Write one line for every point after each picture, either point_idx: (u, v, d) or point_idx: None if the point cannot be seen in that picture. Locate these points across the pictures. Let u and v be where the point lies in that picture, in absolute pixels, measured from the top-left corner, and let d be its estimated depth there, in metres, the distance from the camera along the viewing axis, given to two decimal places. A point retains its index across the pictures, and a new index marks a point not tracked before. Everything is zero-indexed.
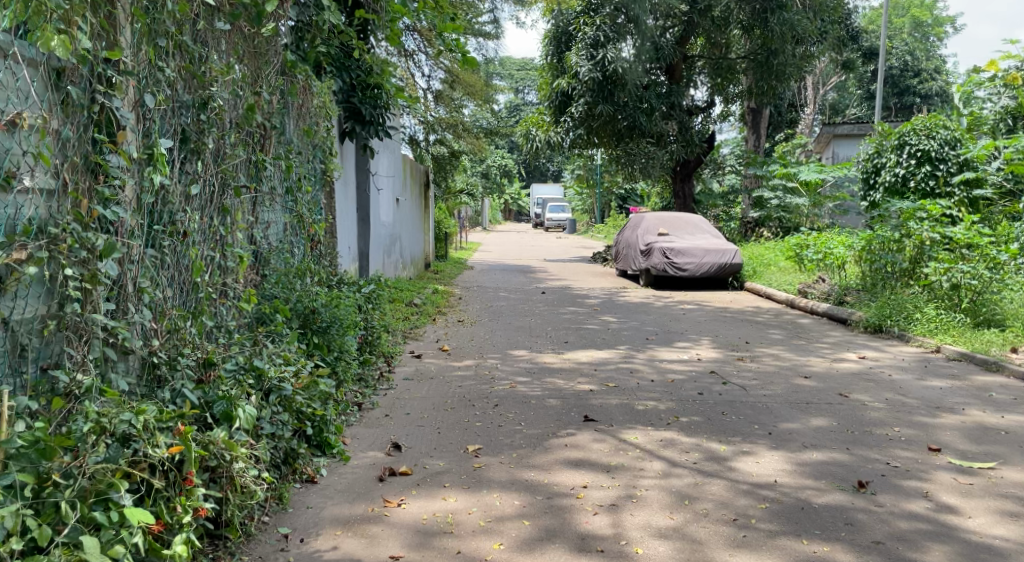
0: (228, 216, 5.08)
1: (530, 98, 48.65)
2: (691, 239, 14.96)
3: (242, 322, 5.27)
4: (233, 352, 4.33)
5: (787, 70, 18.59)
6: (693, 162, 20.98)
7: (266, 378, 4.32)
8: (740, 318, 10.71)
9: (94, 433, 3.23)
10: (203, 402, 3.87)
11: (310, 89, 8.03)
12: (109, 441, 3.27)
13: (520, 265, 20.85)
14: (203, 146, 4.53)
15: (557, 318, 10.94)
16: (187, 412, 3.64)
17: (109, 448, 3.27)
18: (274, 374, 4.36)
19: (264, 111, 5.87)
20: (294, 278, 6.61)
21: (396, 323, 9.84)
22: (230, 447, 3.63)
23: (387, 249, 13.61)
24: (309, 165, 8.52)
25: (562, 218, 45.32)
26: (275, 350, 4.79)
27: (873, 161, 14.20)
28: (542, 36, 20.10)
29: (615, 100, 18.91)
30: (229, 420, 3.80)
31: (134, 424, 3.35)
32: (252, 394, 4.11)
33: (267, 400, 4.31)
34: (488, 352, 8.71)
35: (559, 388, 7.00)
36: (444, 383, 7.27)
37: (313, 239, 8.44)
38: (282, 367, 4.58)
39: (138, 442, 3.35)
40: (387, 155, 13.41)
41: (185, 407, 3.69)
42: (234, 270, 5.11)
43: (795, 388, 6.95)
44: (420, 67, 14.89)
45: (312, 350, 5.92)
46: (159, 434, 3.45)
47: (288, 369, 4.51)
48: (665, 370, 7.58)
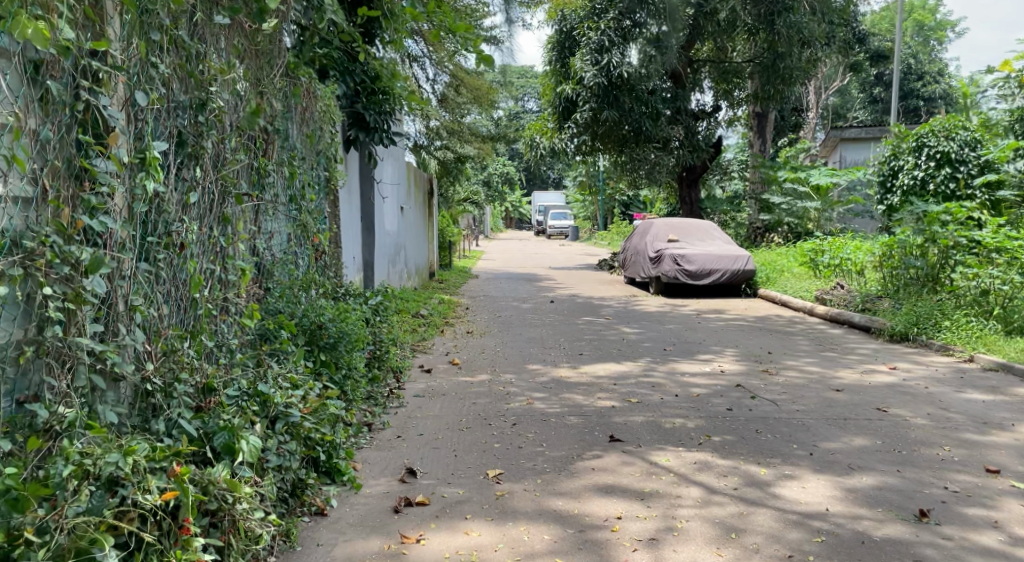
0: (228, 227, 4.73)
1: (531, 105, 48.28)
2: (702, 245, 14.60)
3: (245, 341, 4.91)
4: (236, 377, 3.99)
5: (795, 73, 18.26)
6: (699, 168, 20.58)
7: (271, 404, 3.97)
8: (760, 328, 10.34)
9: (75, 478, 2.91)
10: (202, 435, 3.51)
11: (312, 93, 7.68)
12: (92, 487, 2.95)
13: (525, 273, 20.50)
14: (201, 150, 4.19)
15: (570, 329, 10.57)
16: (184, 449, 3.30)
17: (92, 496, 2.95)
18: (280, 400, 3.99)
19: (267, 114, 5.52)
20: (298, 292, 6.25)
21: (403, 335, 9.47)
22: (232, 487, 3.32)
23: (393, 259, 13.25)
24: (312, 172, 8.16)
25: (563, 225, 44.96)
26: (281, 372, 4.43)
27: (889, 164, 13.87)
28: (545, 42, 19.76)
29: (621, 105, 18.55)
30: (232, 453, 3.47)
31: (122, 467, 3.03)
32: (256, 423, 3.75)
33: (272, 428, 3.95)
34: (500, 365, 8.35)
35: (579, 404, 6.63)
36: (457, 400, 6.90)
37: (317, 249, 8.08)
38: (289, 391, 4.21)
39: (126, 488, 3.02)
40: (391, 163, 13.06)
41: (181, 443, 3.33)
42: (236, 284, 4.77)
43: (829, 401, 6.59)
44: (424, 70, 14.55)
45: (319, 369, 5.55)
46: (151, 477, 3.12)
47: (295, 394, 4.14)
48: (688, 384, 7.21)
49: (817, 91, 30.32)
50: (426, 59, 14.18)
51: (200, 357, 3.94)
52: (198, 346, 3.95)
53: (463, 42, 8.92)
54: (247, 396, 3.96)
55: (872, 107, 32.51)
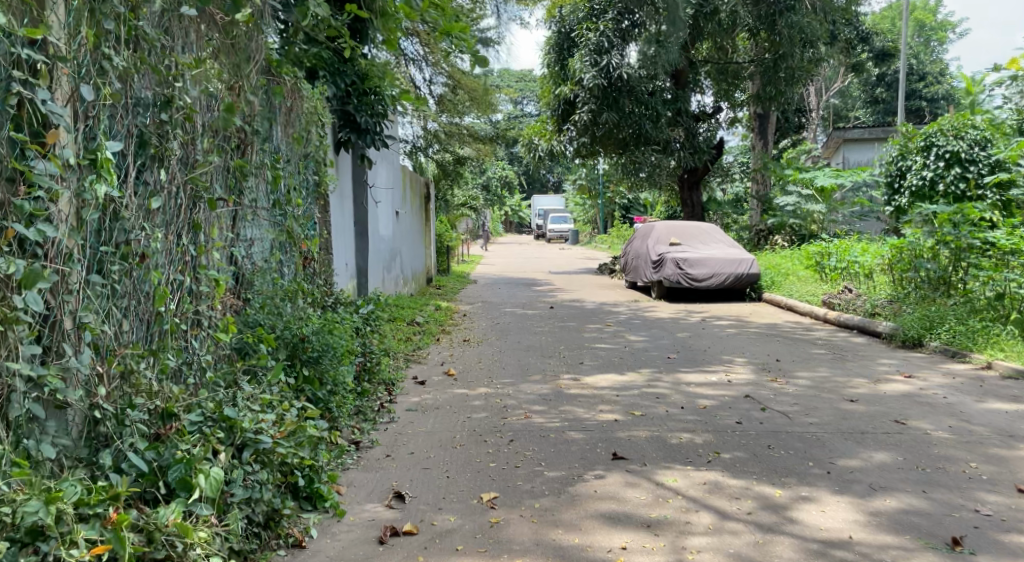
0: (199, 235, 4.42)
1: (531, 109, 47.98)
2: (704, 248, 14.29)
3: (219, 357, 4.58)
4: (199, 399, 3.67)
5: (797, 73, 18.00)
6: (700, 170, 20.24)
7: (238, 430, 3.65)
8: (766, 335, 10.00)
9: None
10: (156, 468, 3.26)
11: (300, 92, 7.35)
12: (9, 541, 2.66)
13: (524, 279, 20.17)
14: (167, 151, 3.88)
15: (570, 336, 10.23)
16: (123, 492, 3.00)
17: (9, 551, 2.66)
18: (249, 426, 3.68)
19: (245, 115, 5.21)
20: (281, 303, 5.91)
21: (397, 344, 9.12)
22: (184, 534, 3.03)
23: (387, 265, 12.92)
24: (301, 177, 7.83)
25: (564, 230, 44.55)
26: (254, 394, 4.10)
27: (898, 164, 13.59)
28: (543, 44, 19.45)
29: (621, 107, 18.21)
30: (187, 489, 3.22)
31: (47, 515, 2.74)
32: (220, 453, 3.48)
33: (239, 458, 3.63)
34: (498, 376, 8.00)
35: (580, 418, 6.29)
36: (451, 414, 6.56)
37: (306, 256, 7.75)
38: (259, 415, 3.87)
39: (49, 542, 2.73)
40: (385, 167, 12.73)
41: (121, 485, 3.03)
42: (210, 295, 4.47)
43: (843, 412, 6.24)
44: (420, 71, 14.25)
45: (301, 384, 5.22)
46: (81, 526, 2.83)
47: (266, 418, 3.82)
48: (695, 395, 6.87)
49: (819, 92, 29.97)
50: (421, 60, 13.90)
51: (161, 378, 3.62)
52: (159, 366, 3.64)
53: (460, 42, 8.62)
54: (211, 420, 3.65)
55: (874, 108, 32.14)
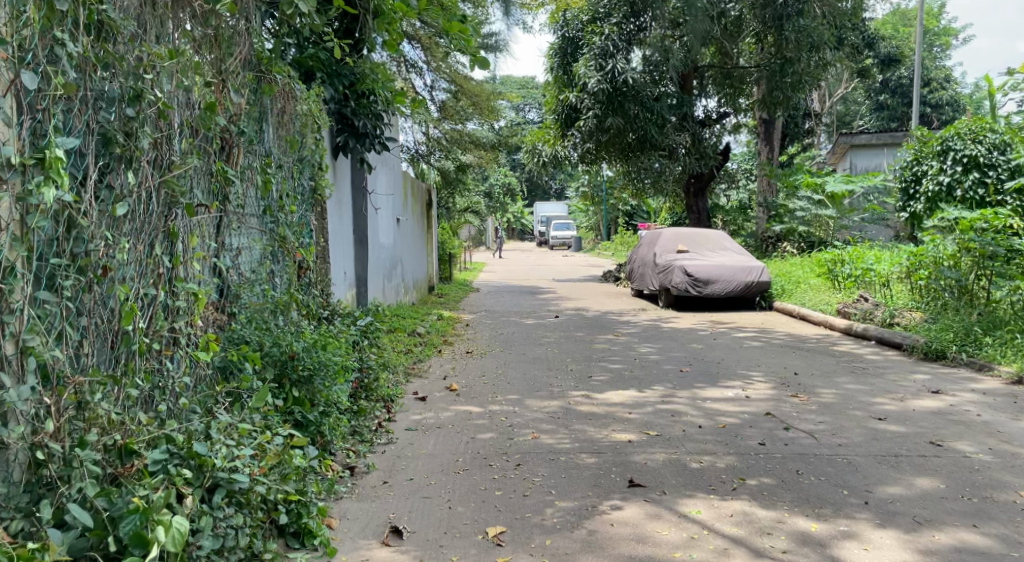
0: (176, 243, 4.03)
1: (532, 116, 47.56)
2: (713, 255, 13.84)
3: (198, 379, 4.18)
4: (167, 430, 3.28)
5: (803, 80, 17.45)
6: (707, 176, 19.74)
7: (208, 469, 3.23)
8: (782, 346, 9.54)
9: None
10: (107, 520, 2.86)
11: (292, 94, 6.94)
12: None
13: (528, 287, 19.75)
14: (138, 149, 3.49)
15: (577, 348, 9.78)
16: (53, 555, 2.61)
17: None
18: (221, 463, 3.25)
19: (229, 114, 4.81)
20: (270, 317, 5.52)
21: (397, 357, 8.68)
22: None
23: (388, 274, 12.55)
24: (295, 182, 7.44)
25: (567, 237, 44.03)
26: (233, 423, 3.69)
27: (912, 169, 13.04)
28: (546, 49, 18.99)
29: (626, 112, 17.58)
30: (143, 545, 2.79)
31: None
32: (186, 496, 3.08)
33: (209, 502, 3.22)
34: (503, 391, 7.59)
35: (592, 439, 5.85)
36: (454, 435, 6.13)
37: (301, 265, 7.36)
38: (236, 449, 3.46)
39: None
40: (386, 172, 12.35)
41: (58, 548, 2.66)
42: (188, 310, 4.09)
43: (874, 432, 5.79)
44: (421, 77, 13.93)
45: (290, 405, 4.80)
46: None
47: (244, 452, 3.39)
48: (713, 412, 6.44)
49: (824, 98, 29.47)
50: (421, 65, 13.57)
51: (118, 410, 3.24)
52: (119, 395, 3.28)
53: (460, 43, 8.16)
54: (179, 457, 3.23)
55: (879, 115, 31.67)
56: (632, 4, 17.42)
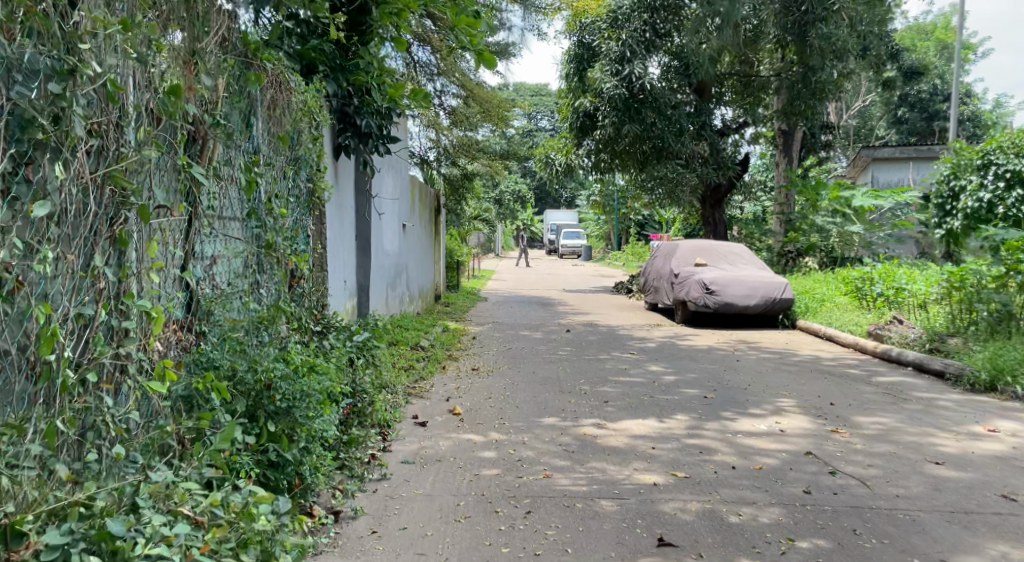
0: (127, 251, 3.40)
1: (543, 125, 46.77)
2: (734, 269, 12.92)
3: (147, 417, 3.54)
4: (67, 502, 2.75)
5: (827, 89, 16.62)
6: (724, 187, 18.77)
7: (122, 557, 2.71)
8: (813, 371, 8.77)
9: None
10: None
11: (284, 84, 6.25)
12: None
13: (538, 297, 19.04)
14: (69, 134, 2.87)
15: (589, 368, 9.04)
16: None
17: None
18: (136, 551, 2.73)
19: (201, 100, 4.14)
20: (245, 335, 4.84)
21: (396, 374, 7.97)
22: None
23: (392, 283, 11.88)
24: (286, 182, 6.71)
25: (577, 245, 43.10)
26: (170, 484, 3.12)
27: (949, 184, 12.32)
28: (563, 54, 18.17)
29: (643, 119, 16.89)
30: None
31: None
32: None
33: None
34: (511, 417, 6.87)
35: (612, 481, 5.13)
36: (456, 469, 5.43)
37: (293, 273, 6.69)
38: (162, 525, 2.88)
39: None
40: (391, 176, 11.68)
41: None
42: (145, 329, 3.47)
43: (936, 481, 5.04)
44: (431, 80, 13.44)
45: (263, 442, 4.11)
46: None
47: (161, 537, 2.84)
48: (748, 449, 5.72)
49: (842, 110, 28.53)
50: (431, 68, 13.03)
51: (9, 469, 2.63)
52: (20, 448, 2.69)
53: (465, 38, 7.65)
54: (88, 540, 2.70)
55: (899, 127, 29.90)
56: (654, 8, 16.44)
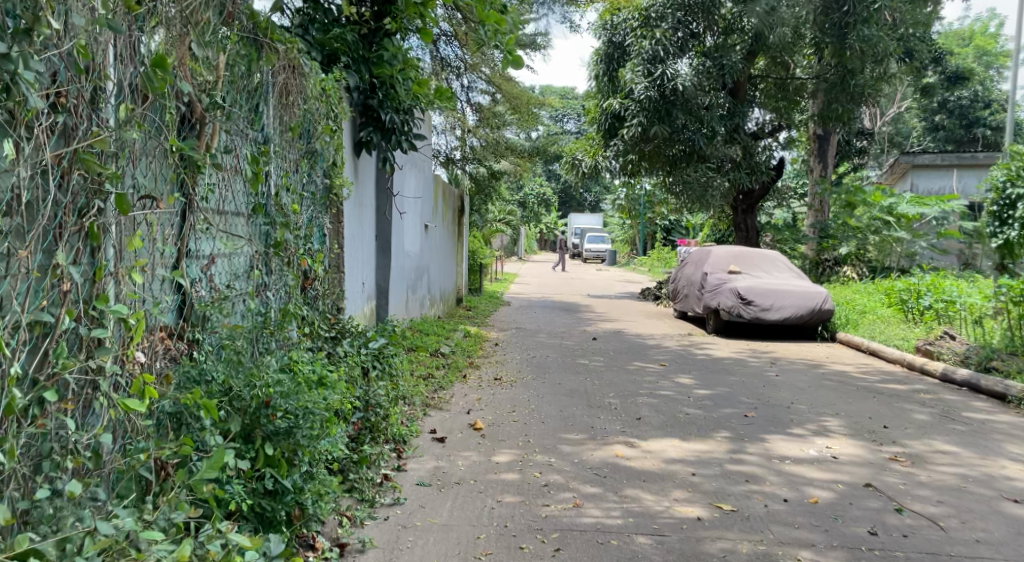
0: (105, 248, 2.99)
1: (569, 127, 46.16)
2: (770, 277, 12.27)
3: (119, 441, 3.10)
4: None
5: (867, 93, 15.57)
6: (757, 192, 17.67)
7: None
8: (859, 385, 8.14)
9: None
10: None
11: (298, 69, 5.76)
12: None
13: (562, 302, 18.47)
14: (22, 107, 2.49)
15: (618, 379, 8.47)
16: None
17: None
18: None
19: (197, 78, 3.70)
20: (246, 345, 4.35)
21: (414, 385, 7.47)
22: None
23: (413, 285, 11.37)
24: (300, 177, 6.18)
25: (603, 249, 42.41)
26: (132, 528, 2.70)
27: (1006, 191, 11.14)
28: (592, 53, 17.55)
29: (672, 120, 15.82)
30: None
31: None
32: None
33: None
34: (535, 433, 6.33)
35: (649, 512, 4.59)
36: (477, 493, 4.93)
37: (306, 275, 6.21)
38: None
39: None
40: (413, 173, 11.12)
41: None
42: (125, 336, 3.05)
43: (1018, 523, 4.46)
44: (458, 78, 12.98)
45: (259, 467, 3.63)
46: None
47: None
48: (799, 476, 5.15)
49: (877, 118, 27.66)
50: (460, 65, 12.59)
51: None
52: None
53: (497, 36, 7.20)
54: None
55: (935, 135, 28.96)
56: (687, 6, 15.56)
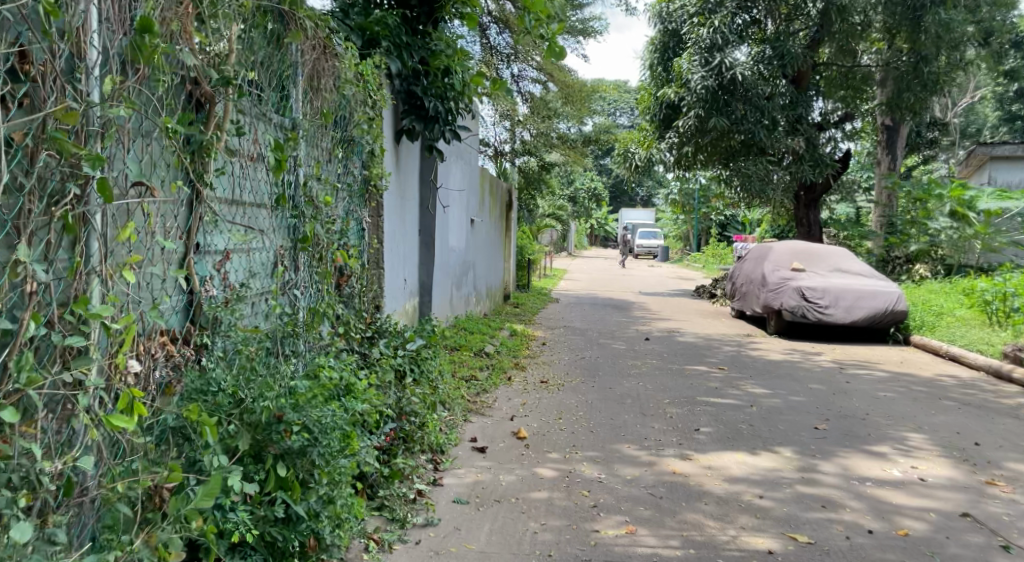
0: (92, 243, 2.62)
1: (621, 121, 45.35)
2: (837, 275, 11.55)
3: (104, 471, 2.71)
4: None
5: (940, 81, 14.66)
6: (820, 186, 16.83)
7: None
8: (941, 394, 7.46)
9: None
10: None
11: (330, 50, 5.33)
12: None
13: (612, 299, 17.89)
14: None
15: (673, 384, 7.91)
16: None
17: None
18: None
19: (205, 50, 3.30)
20: (263, 351, 3.93)
21: (454, 387, 7.02)
22: None
23: (457, 281, 10.94)
24: (333, 167, 5.73)
25: (654, 244, 41.54)
26: None
27: None
28: (647, 41, 16.89)
29: (730, 112, 14.96)
30: None
31: None
32: None
33: None
34: (583, 444, 5.83)
35: (712, 543, 4.07)
36: (518, 514, 4.46)
37: (341, 272, 5.80)
38: None
39: None
40: (458, 166, 10.68)
41: None
42: (115, 342, 2.68)
43: None
44: (508, 67, 12.58)
45: (270, 490, 3.23)
46: None
47: None
48: (883, 502, 4.57)
49: (947, 109, 26.41)
50: (510, 53, 12.18)
51: None
52: None
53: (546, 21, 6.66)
54: None
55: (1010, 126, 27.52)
56: None
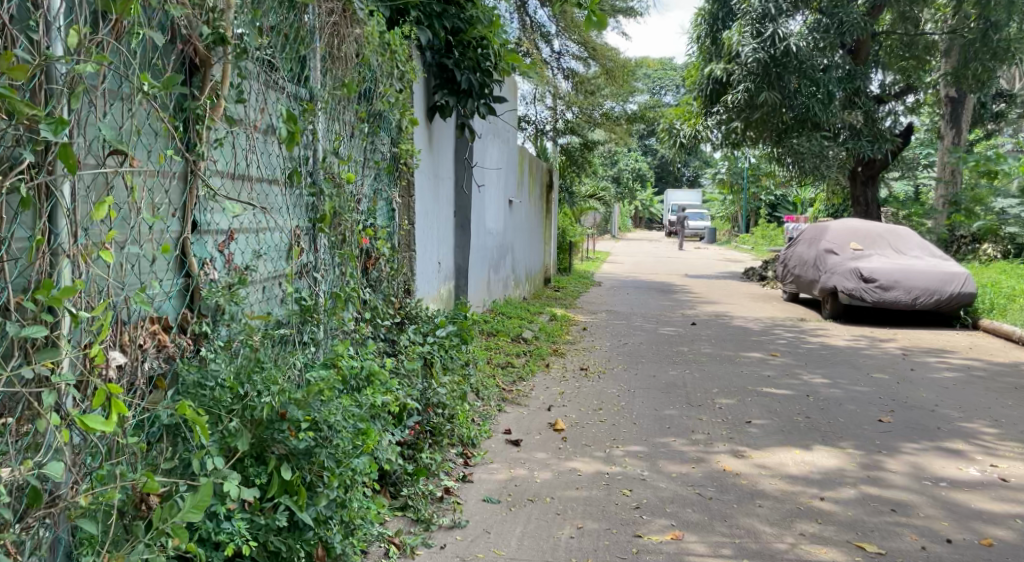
0: (57, 220, 2.32)
1: (668, 100, 44.36)
2: (896, 255, 10.94)
3: (79, 479, 2.42)
4: None
5: (1011, 49, 13.82)
6: (879, 163, 16.05)
7: None
8: (1017, 384, 6.90)
9: None
10: None
11: (351, 15, 4.95)
12: None
13: (658, 282, 17.36)
14: None
15: (723, 373, 7.45)
16: None
17: None
18: None
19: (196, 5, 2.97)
20: (272, 340, 3.60)
21: (489, 376, 6.65)
22: None
23: (495, 265, 10.56)
24: (359, 141, 5.35)
25: (702, 226, 40.67)
26: None
27: None
28: (694, 13, 16.24)
29: (784, 86, 14.36)
30: None
31: None
32: None
33: None
34: (626, 437, 5.43)
35: (768, 552, 3.66)
36: (552, 516, 4.09)
37: (367, 253, 5.45)
38: None
39: None
40: (495, 144, 10.28)
41: None
42: (87, 333, 2.38)
43: None
44: (549, 43, 12.21)
45: (273, 495, 2.90)
46: None
47: None
48: (960, 507, 4.11)
49: None
50: (551, 29, 11.84)
51: None
52: None
53: None
54: None
55: None
56: None
